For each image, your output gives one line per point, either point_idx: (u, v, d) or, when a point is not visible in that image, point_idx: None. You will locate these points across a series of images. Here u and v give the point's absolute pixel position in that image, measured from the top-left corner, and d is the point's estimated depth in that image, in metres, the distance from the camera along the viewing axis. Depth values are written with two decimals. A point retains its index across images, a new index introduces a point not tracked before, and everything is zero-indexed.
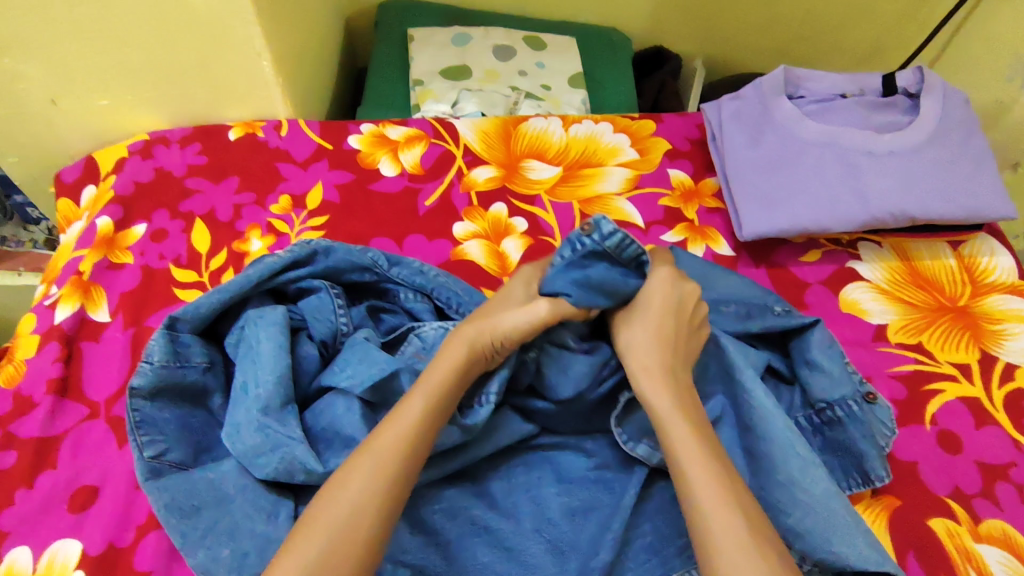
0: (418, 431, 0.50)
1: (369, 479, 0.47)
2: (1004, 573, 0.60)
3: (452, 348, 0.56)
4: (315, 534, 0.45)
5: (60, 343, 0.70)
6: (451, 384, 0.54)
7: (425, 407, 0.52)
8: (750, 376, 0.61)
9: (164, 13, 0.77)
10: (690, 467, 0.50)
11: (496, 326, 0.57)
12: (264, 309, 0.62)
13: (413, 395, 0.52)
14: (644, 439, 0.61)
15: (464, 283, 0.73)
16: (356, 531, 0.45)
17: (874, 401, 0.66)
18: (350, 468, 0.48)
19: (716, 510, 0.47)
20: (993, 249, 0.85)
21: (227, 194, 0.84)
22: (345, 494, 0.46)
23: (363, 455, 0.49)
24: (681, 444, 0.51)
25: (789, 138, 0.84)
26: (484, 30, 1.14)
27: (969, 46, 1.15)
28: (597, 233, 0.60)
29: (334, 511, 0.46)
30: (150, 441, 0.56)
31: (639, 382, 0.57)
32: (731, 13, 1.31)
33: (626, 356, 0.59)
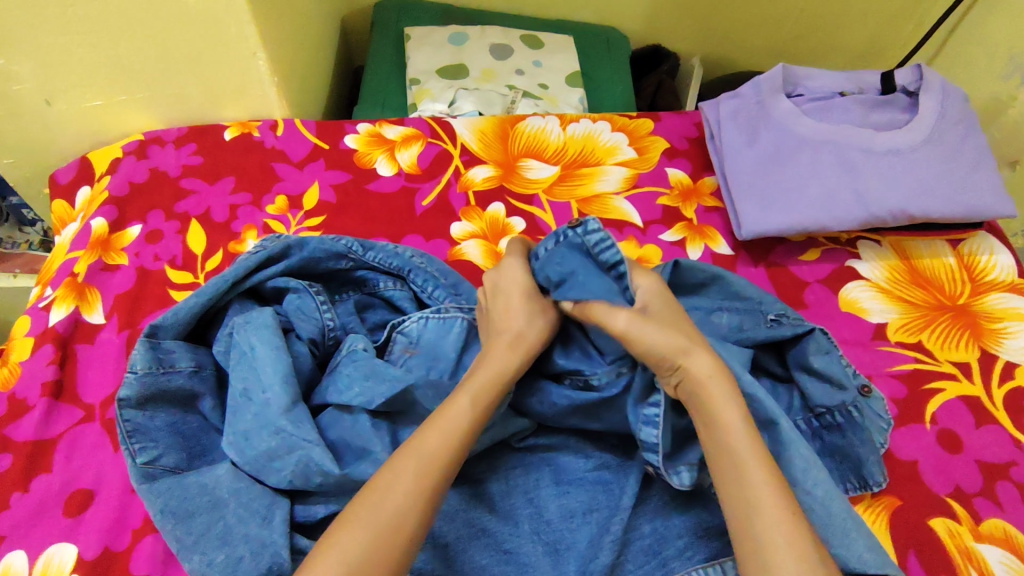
0: (464, 435, 0.51)
1: (413, 481, 0.47)
2: (1005, 573, 0.60)
3: (490, 359, 0.56)
4: (358, 533, 0.44)
5: (55, 345, 0.70)
6: (495, 386, 0.54)
7: (473, 410, 0.52)
8: (751, 378, 0.59)
9: (159, 13, 0.77)
10: (749, 466, 0.48)
11: (518, 333, 0.58)
12: (250, 314, 0.62)
13: (460, 393, 0.53)
14: (681, 465, 0.56)
15: (441, 266, 0.72)
16: (398, 533, 0.45)
17: (870, 395, 0.67)
18: (397, 467, 0.48)
19: (776, 516, 0.45)
20: (992, 247, 0.85)
21: (222, 195, 0.84)
22: (391, 495, 0.46)
23: (408, 455, 0.48)
24: (739, 445, 0.49)
25: (788, 136, 0.84)
26: (481, 28, 1.13)
27: (967, 43, 1.15)
28: (580, 229, 0.62)
29: (377, 509, 0.45)
30: (142, 448, 0.56)
31: (695, 383, 0.52)
32: (728, 11, 1.30)
33: (685, 356, 0.52)
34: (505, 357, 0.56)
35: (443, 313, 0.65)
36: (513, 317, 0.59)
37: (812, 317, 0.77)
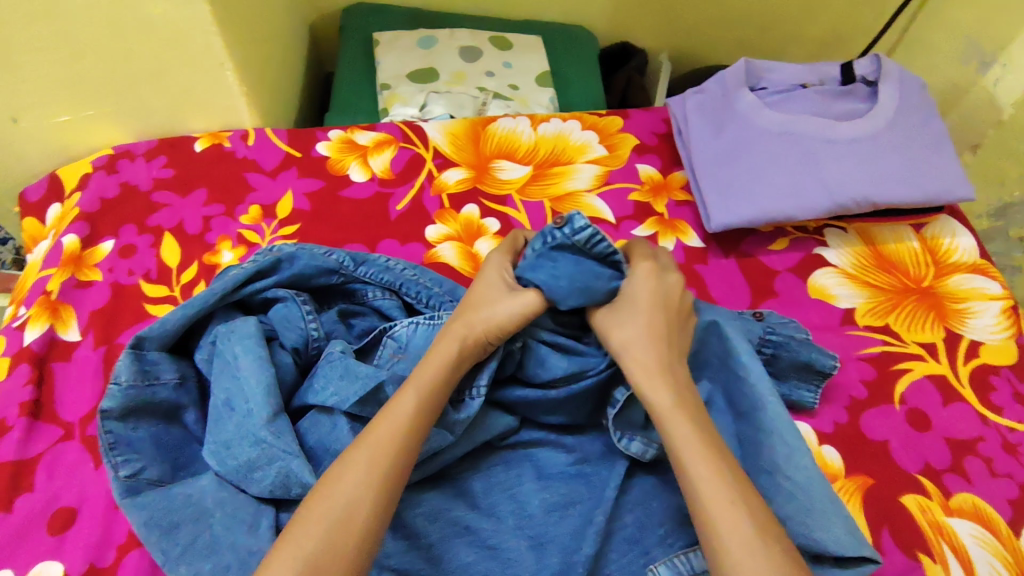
0: (414, 423, 0.51)
1: (363, 475, 0.48)
2: (975, 545, 0.62)
3: (442, 344, 0.57)
4: (317, 526, 0.45)
5: (30, 364, 0.69)
6: (443, 375, 0.55)
7: (418, 399, 0.53)
8: (745, 360, 0.62)
9: (124, 27, 0.76)
10: (688, 457, 0.50)
11: (472, 321, 0.59)
12: (235, 324, 0.62)
13: (406, 388, 0.54)
14: (635, 436, 0.61)
15: (434, 277, 0.74)
16: (355, 522, 0.46)
17: (765, 316, 0.72)
18: (353, 456, 0.49)
19: (715, 494, 0.48)
20: (955, 230, 0.87)
21: (195, 207, 0.84)
22: (346, 485, 0.47)
23: (363, 446, 0.49)
24: (680, 437, 0.51)
25: (753, 129, 0.86)
26: (449, 31, 1.14)
27: (925, 33, 1.18)
28: (567, 228, 0.61)
29: (336, 499, 0.46)
30: (125, 461, 0.56)
31: (638, 383, 0.56)
32: (695, 6, 1.32)
33: (622, 353, 0.58)
34: (447, 347, 0.57)
35: (433, 318, 0.66)
36: (484, 299, 0.61)
37: (782, 305, 0.79)
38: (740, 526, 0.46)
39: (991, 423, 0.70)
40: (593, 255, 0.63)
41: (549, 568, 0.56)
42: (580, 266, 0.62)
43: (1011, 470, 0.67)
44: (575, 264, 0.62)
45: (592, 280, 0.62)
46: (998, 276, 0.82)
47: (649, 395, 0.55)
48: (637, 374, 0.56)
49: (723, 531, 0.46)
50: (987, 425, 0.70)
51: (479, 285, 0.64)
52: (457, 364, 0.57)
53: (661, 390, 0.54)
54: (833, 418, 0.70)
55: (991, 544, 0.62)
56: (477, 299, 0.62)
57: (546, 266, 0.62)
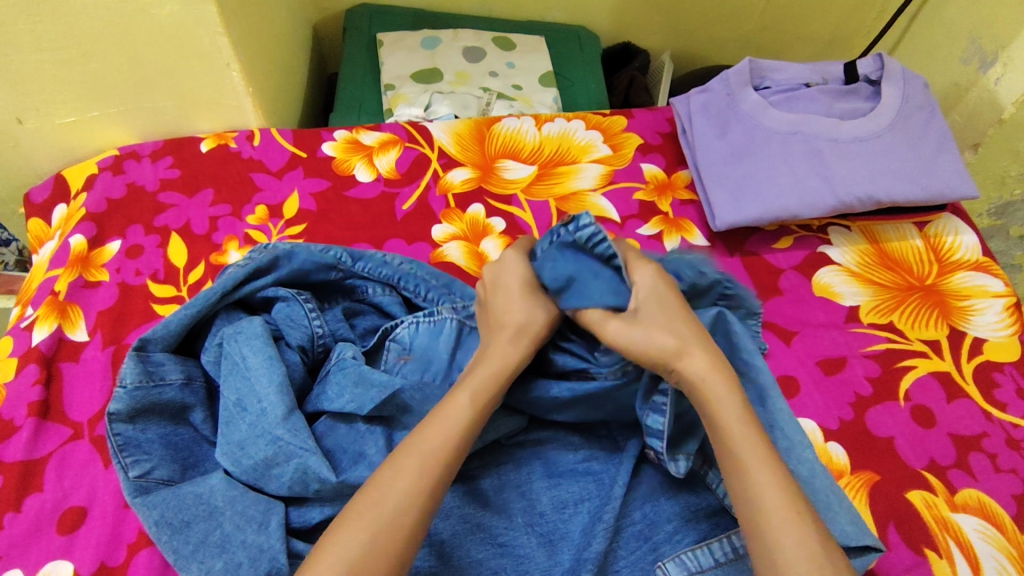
0: (466, 431, 0.52)
1: (415, 482, 0.48)
2: (981, 540, 0.62)
3: (491, 358, 0.57)
4: (363, 530, 0.45)
5: (39, 364, 0.69)
6: (497, 382, 0.55)
7: (474, 404, 0.53)
8: (753, 352, 0.62)
9: (130, 28, 0.77)
10: (751, 462, 0.49)
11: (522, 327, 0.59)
12: (241, 325, 0.62)
13: (460, 390, 0.54)
14: (680, 454, 0.58)
15: (431, 269, 0.73)
16: (402, 528, 0.46)
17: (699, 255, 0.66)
18: (399, 464, 0.49)
19: (777, 501, 0.47)
20: (957, 228, 0.88)
21: (201, 207, 0.84)
22: (394, 491, 0.47)
23: (411, 452, 0.50)
24: (738, 439, 0.50)
25: (756, 128, 0.86)
26: (453, 32, 1.14)
27: (925, 31, 1.19)
28: (571, 226, 0.61)
29: (383, 506, 0.46)
30: (135, 462, 0.56)
31: (693, 384, 0.53)
32: (696, 6, 1.33)
33: (680, 357, 0.53)
34: (502, 353, 0.57)
35: (433, 316, 0.65)
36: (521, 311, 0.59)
37: (788, 303, 0.80)
38: (791, 527, 0.46)
39: (995, 420, 0.71)
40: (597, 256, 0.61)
41: (561, 565, 0.56)
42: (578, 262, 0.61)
43: (1015, 465, 0.68)
44: (576, 262, 0.61)
45: (596, 283, 0.59)
46: (1000, 274, 0.83)
47: (704, 399, 0.52)
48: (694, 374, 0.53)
49: (779, 538, 0.46)
50: (992, 422, 0.71)
51: (503, 292, 0.61)
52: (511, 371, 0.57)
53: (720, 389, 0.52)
54: (838, 415, 0.70)
55: (997, 539, 0.62)
56: (509, 308, 0.60)
57: (548, 262, 0.62)
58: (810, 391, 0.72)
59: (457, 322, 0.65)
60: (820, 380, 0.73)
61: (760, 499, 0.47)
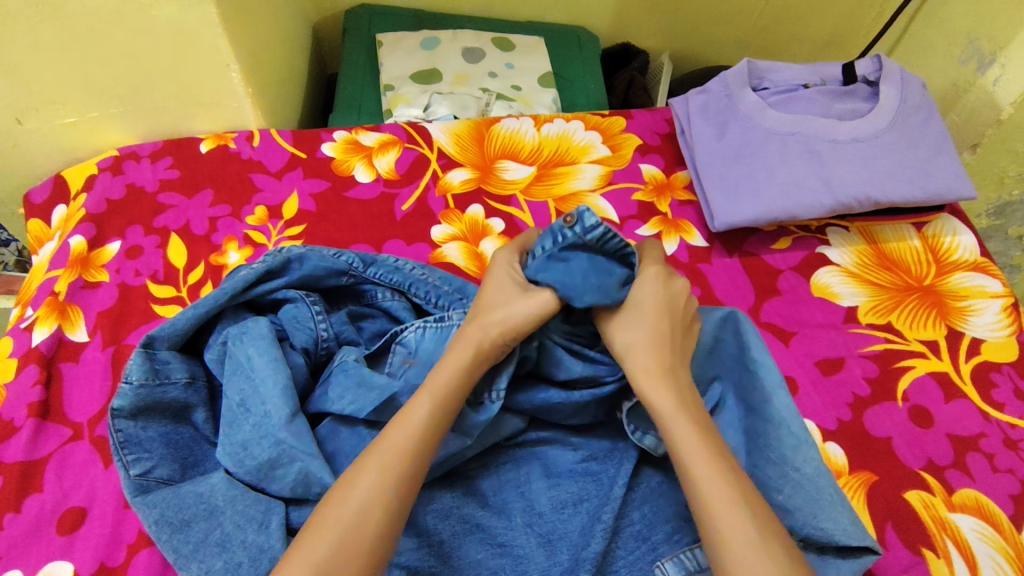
0: (425, 429, 0.52)
1: (377, 479, 0.48)
2: (978, 540, 0.63)
3: (456, 352, 0.57)
4: (326, 533, 0.45)
5: (39, 365, 0.69)
6: (460, 381, 0.55)
7: (435, 404, 0.53)
8: (761, 353, 0.63)
9: (128, 28, 0.77)
10: (695, 460, 0.51)
11: (489, 322, 0.58)
12: (246, 324, 0.62)
13: (423, 392, 0.54)
14: (649, 430, 0.62)
15: (444, 276, 0.74)
16: (365, 529, 0.46)
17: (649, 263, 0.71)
18: (361, 467, 0.49)
19: (717, 493, 0.49)
20: (956, 228, 0.88)
21: (201, 208, 0.84)
22: (356, 493, 0.47)
23: (372, 455, 0.50)
24: (683, 439, 0.52)
25: (755, 129, 0.86)
26: (452, 32, 1.15)
27: (923, 31, 1.19)
28: (578, 226, 0.60)
29: (344, 508, 0.47)
30: (136, 460, 0.56)
31: (638, 382, 0.57)
32: (695, 6, 1.33)
33: (626, 357, 0.58)
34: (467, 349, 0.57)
35: (442, 320, 0.65)
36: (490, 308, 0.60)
37: (786, 303, 0.80)
38: (736, 524, 0.47)
39: (993, 420, 0.71)
40: (607, 251, 0.62)
41: (560, 565, 0.56)
42: (594, 263, 0.61)
43: (1013, 465, 0.68)
44: (590, 262, 0.61)
45: (612, 278, 0.61)
46: (998, 274, 0.83)
47: (651, 397, 0.55)
48: (644, 379, 0.56)
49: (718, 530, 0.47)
50: (989, 422, 0.71)
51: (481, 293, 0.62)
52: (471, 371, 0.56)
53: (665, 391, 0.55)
54: (836, 416, 0.70)
55: (994, 539, 0.63)
56: (484, 306, 0.60)
57: (560, 268, 0.61)
58: (808, 391, 0.72)
59: (464, 327, 0.65)
60: (818, 380, 0.73)
61: (708, 501, 0.48)
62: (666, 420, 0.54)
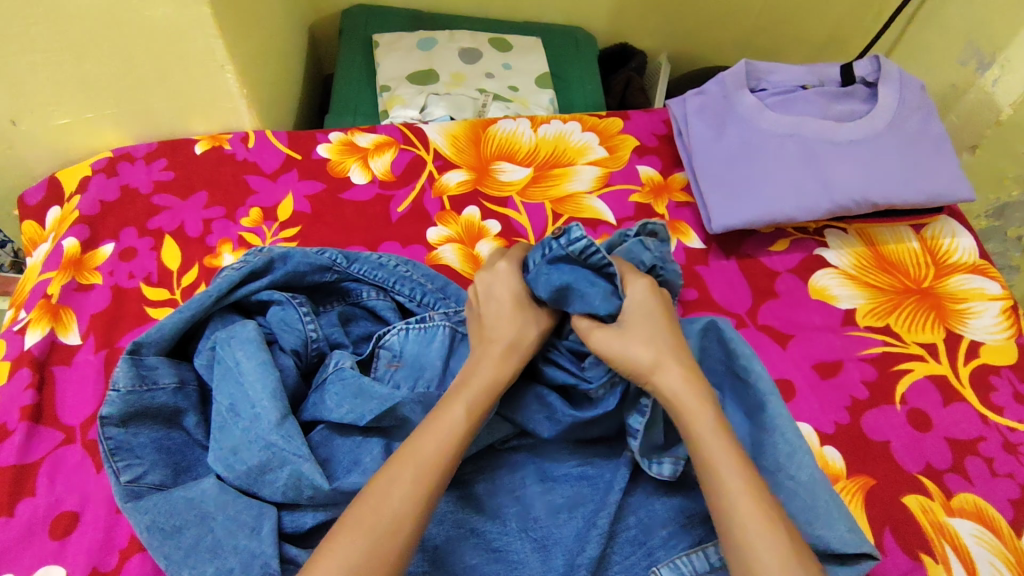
0: (459, 441, 0.52)
1: (411, 489, 0.48)
2: (977, 545, 0.62)
3: (484, 367, 0.57)
4: (357, 539, 0.45)
5: (31, 368, 0.69)
6: (492, 392, 0.55)
7: (468, 415, 0.53)
8: (749, 358, 0.63)
9: (123, 29, 0.76)
10: (726, 469, 0.50)
11: (514, 342, 0.59)
12: (233, 328, 0.62)
13: (455, 403, 0.53)
14: (664, 458, 0.59)
15: (427, 273, 0.74)
16: (396, 539, 0.46)
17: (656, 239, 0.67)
18: (393, 475, 0.49)
19: (750, 504, 0.48)
20: (954, 230, 0.87)
21: (195, 209, 0.84)
22: (390, 504, 0.47)
23: (406, 464, 0.49)
24: (714, 448, 0.51)
25: (752, 131, 0.86)
26: (449, 33, 1.14)
27: (923, 32, 1.19)
28: (563, 238, 0.61)
29: (378, 515, 0.47)
30: (127, 466, 0.56)
31: (665, 390, 0.55)
32: (694, 6, 1.32)
33: (654, 372, 0.55)
34: (497, 367, 0.57)
35: (425, 321, 0.65)
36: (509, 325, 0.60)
37: (784, 306, 0.79)
38: (775, 543, 0.46)
39: (992, 423, 0.71)
40: (591, 266, 0.61)
41: (556, 570, 0.56)
42: (578, 276, 0.61)
43: (1012, 469, 0.68)
44: (570, 275, 0.61)
45: (590, 292, 0.59)
46: (997, 276, 0.83)
47: (679, 406, 0.54)
48: (673, 388, 0.54)
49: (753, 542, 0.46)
50: (988, 425, 0.70)
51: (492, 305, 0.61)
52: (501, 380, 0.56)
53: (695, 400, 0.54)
54: (834, 419, 0.70)
55: (993, 544, 0.62)
56: (498, 323, 0.60)
57: (542, 278, 0.61)
58: (806, 395, 0.72)
59: (450, 330, 0.65)
60: (815, 383, 0.73)
61: (741, 511, 0.48)
62: (697, 430, 0.52)
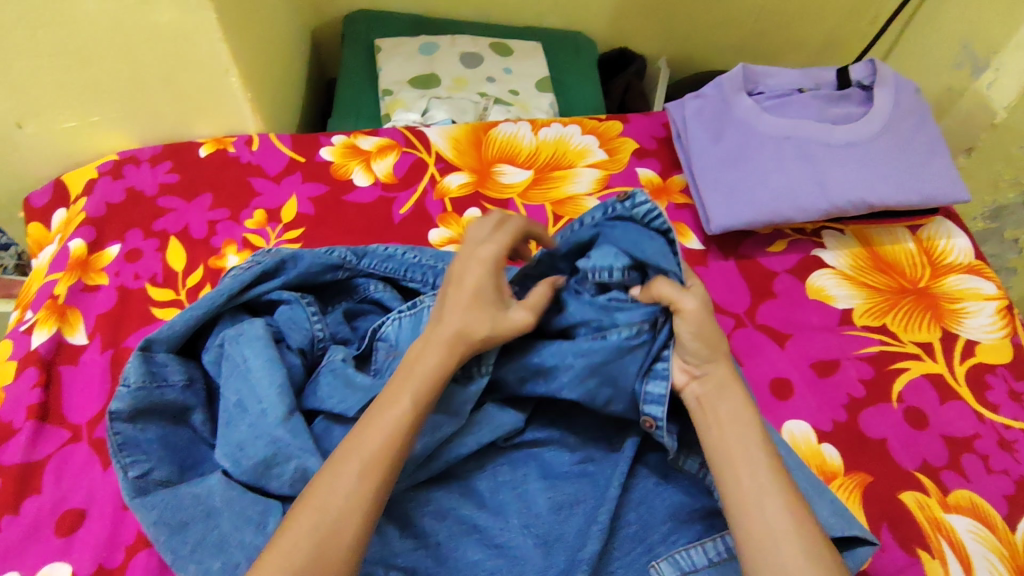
0: (401, 435, 0.50)
1: (356, 482, 0.48)
2: (973, 541, 0.63)
3: (431, 349, 0.55)
4: (302, 541, 0.45)
5: (38, 367, 0.70)
6: (438, 382, 0.53)
7: (413, 408, 0.51)
8: None
9: (129, 34, 0.77)
10: (756, 469, 0.51)
11: (466, 332, 0.55)
12: (242, 326, 0.63)
13: (401, 393, 0.52)
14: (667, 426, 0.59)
15: (433, 254, 0.74)
16: (339, 541, 0.46)
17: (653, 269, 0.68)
18: (333, 472, 0.48)
19: (777, 506, 0.49)
20: (950, 231, 0.89)
21: (200, 211, 0.85)
22: (335, 499, 0.47)
23: (354, 454, 0.49)
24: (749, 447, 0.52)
25: (750, 133, 0.87)
26: (450, 38, 1.16)
27: (917, 37, 1.20)
28: (628, 201, 0.61)
29: (323, 513, 0.46)
30: (134, 462, 0.57)
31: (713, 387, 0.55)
32: (691, 12, 1.34)
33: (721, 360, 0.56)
34: (439, 356, 0.54)
35: (415, 306, 0.66)
36: (467, 315, 0.56)
37: (781, 306, 0.80)
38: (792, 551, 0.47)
39: (988, 421, 0.71)
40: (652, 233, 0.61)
41: (555, 567, 0.57)
42: (636, 237, 0.60)
43: (1007, 466, 0.68)
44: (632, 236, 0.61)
45: (650, 247, 0.59)
46: (992, 276, 0.84)
47: (727, 402, 0.54)
48: (724, 395, 0.55)
49: (778, 539, 0.47)
50: (984, 423, 0.71)
51: (454, 291, 0.57)
52: (445, 372, 0.54)
53: (736, 401, 0.54)
54: (831, 417, 0.71)
55: (989, 540, 0.63)
56: (455, 306, 0.57)
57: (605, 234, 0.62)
58: (804, 394, 0.73)
59: (437, 309, 0.65)
60: (812, 382, 0.74)
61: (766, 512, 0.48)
62: (727, 427, 0.53)
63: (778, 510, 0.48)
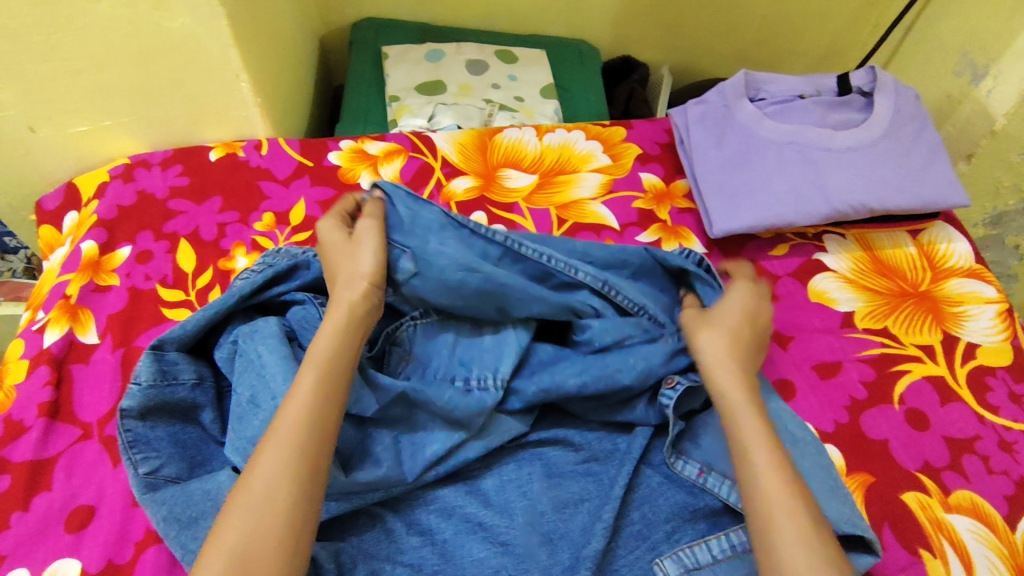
0: (319, 405, 0.52)
1: (276, 458, 0.49)
2: (974, 541, 0.63)
3: (328, 318, 0.58)
4: (236, 519, 0.46)
5: (50, 366, 0.71)
6: (339, 343, 0.56)
7: (318, 377, 0.53)
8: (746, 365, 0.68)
9: (142, 40, 0.79)
10: (756, 459, 0.53)
11: (354, 273, 0.61)
12: (257, 323, 0.64)
13: (308, 367, 0.54)
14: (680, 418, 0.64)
15: None
16: (270, 514, 0.46)
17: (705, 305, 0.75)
18: (259, 450, 0.50)
19: (773, 494, 0.51)
20: (950, 236, 0.89)
21: (210, 214, 0.86)
22: (259, 475, 0.48)
23: (271, 436, 0.50)
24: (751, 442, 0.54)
25: (752, 138, 0.88)
26: (456, 46, 1.18)
27: (917, 46, 1.22)
28: None
29: (250, 491, 0.47)
30: (145, 458, 0.58)
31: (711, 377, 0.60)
32: (693, 21, 1.36)
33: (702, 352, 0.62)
34: (347, 307, 0.59)
35: (431, 315, 0.66)
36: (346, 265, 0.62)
37: (784, 309, 0.81)
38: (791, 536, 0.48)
39: (988, 422, 0.72)
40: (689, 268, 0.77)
41: (560, 564, 0.57)
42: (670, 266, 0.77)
43: (1008, 467, 0.69)
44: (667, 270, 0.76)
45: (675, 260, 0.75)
46: (993, 280, 0.84)
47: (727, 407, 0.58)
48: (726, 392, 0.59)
49: (775, 526, 0.49)
50: (985, 424, 0.72)
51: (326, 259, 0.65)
52: (346, 331, 0.57)
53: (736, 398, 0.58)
54: (833, 418, 0.72)
55: (990, 540, 0.63)
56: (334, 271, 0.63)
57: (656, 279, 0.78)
58: (806, 395, 0.73)
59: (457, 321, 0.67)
60: (815, 384, 0.74)
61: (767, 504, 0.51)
62: (736, 425, 0.56)
63: (774, 504, 0.51)
